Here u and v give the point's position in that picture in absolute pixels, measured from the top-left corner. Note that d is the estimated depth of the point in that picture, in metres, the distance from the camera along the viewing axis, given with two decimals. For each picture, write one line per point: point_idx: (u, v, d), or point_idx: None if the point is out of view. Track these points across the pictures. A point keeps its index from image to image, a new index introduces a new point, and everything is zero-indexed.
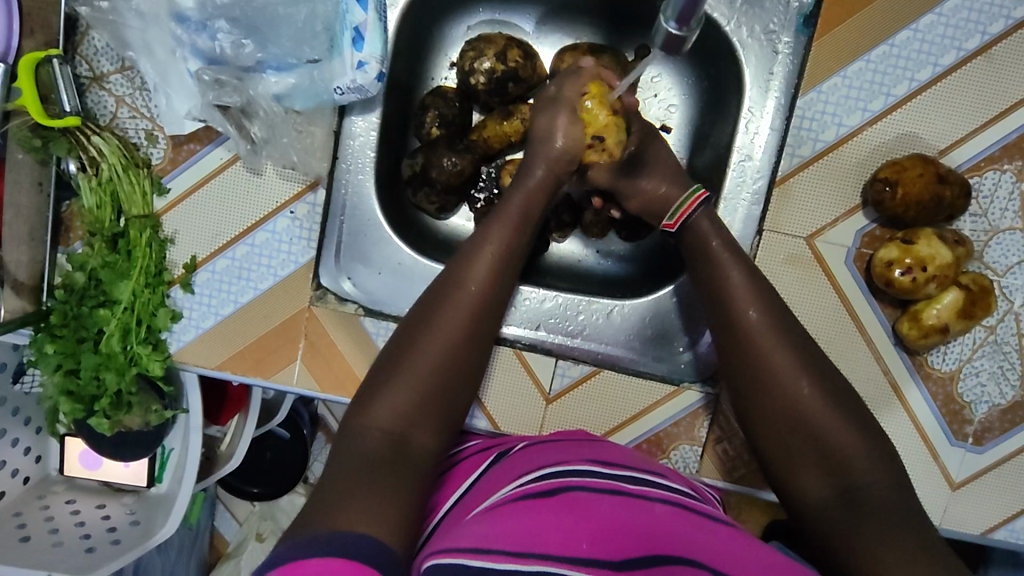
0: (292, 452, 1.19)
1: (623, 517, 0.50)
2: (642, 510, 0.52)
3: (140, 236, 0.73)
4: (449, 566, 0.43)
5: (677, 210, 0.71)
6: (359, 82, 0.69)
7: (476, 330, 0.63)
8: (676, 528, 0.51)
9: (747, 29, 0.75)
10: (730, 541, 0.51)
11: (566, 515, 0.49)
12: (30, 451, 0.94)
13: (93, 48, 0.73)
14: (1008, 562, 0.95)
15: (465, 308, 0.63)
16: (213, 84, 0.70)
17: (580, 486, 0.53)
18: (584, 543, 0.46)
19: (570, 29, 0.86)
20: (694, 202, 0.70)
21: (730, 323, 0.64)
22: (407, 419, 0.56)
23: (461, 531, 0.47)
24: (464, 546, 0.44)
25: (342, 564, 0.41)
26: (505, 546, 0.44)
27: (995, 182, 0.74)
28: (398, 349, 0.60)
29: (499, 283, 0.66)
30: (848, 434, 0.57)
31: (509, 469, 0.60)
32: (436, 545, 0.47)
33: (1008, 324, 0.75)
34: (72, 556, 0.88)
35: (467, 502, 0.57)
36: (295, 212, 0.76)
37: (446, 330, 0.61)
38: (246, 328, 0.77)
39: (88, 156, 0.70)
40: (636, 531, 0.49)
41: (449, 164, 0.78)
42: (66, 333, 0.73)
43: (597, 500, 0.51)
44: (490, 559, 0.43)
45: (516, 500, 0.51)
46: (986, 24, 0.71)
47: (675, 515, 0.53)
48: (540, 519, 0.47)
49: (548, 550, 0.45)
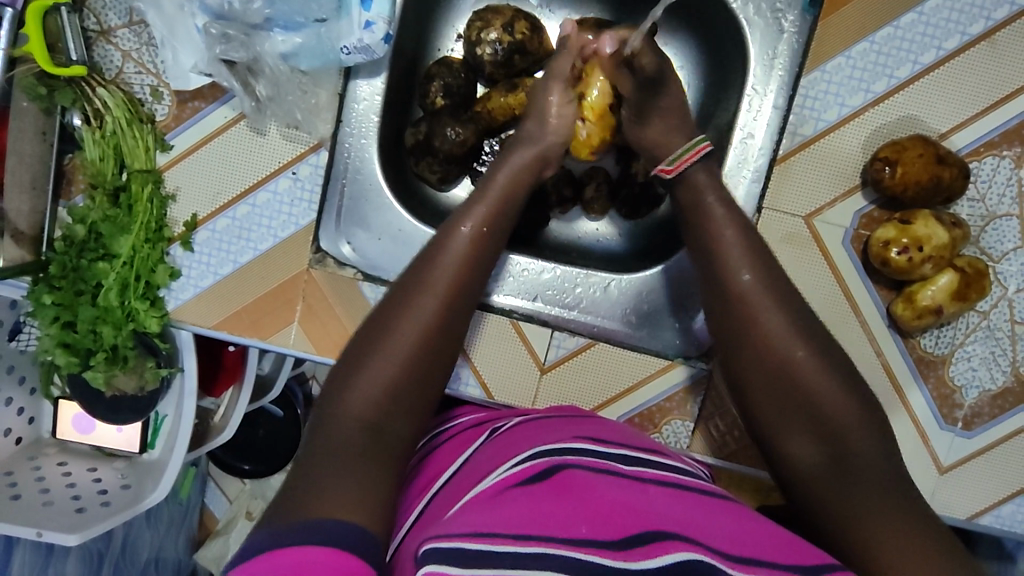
0: (283, 427, 1.19)
1: (617, 495, 0.49)
2: (636, 489, 0.51)
3: (141, 191, 0.74)
4: (444, 551, 0.41)
5: (675, 158, 0.71)
6: (366, 42, 0.70)
7: (470, 280, 0.63)
8: (672, 503, 0.50)
9: (754, 6, 0.76)
10: (730, 515, 0.51)
11: (559, 498, 0.47)
12: (23, 411, 0.94)
13: (101, 2, 0.73)
14: (994, 555, 0.96)
15: (462, 264, 0.63)
16: (221, 38, 0.69)
17: (572, 466, 0.52)
18: (583, 526, 0.45)
19: (577, 6, 0.87)
20: (694, 153, 0.71)
21: (718, 304, 0.64)
22: (401, 392, 0.55)
23: (453, 519, 0.45)
24: (459, 532, 0.42)
25: (330, 555, 0.40)
26: (500, 530, 0.42)
27: (994, 167, 0.74)
28: (407, 289, 0.61)
29: (484, 249, 0.66)
30: (859, 410, 0.57)
31: (499, 450, 0.59)
32: (429, 534, 0.45)
33: (1002, 309, 0.76)
34: (62, 515, 0.87)
35: (456, 484, 0.57)
36: (297, 172, 0.76)
37: (434, 286, 0.61)
38: (245, 288, 0.77)
39: (93, 109, 0.71)
40: (633, 507, 0.48)
41: (453, 133, 0.79)
42: (64, 285, 0.73)
43: (591, 480, 0.51)
44: (488, 543, 0.41)
45: (508, 489, 0.50)
46: (990, 10, 0.72)
47: (673, 496, 0.52)
48: (533, 508, 0.46)
49: (546, 532, 0.43)
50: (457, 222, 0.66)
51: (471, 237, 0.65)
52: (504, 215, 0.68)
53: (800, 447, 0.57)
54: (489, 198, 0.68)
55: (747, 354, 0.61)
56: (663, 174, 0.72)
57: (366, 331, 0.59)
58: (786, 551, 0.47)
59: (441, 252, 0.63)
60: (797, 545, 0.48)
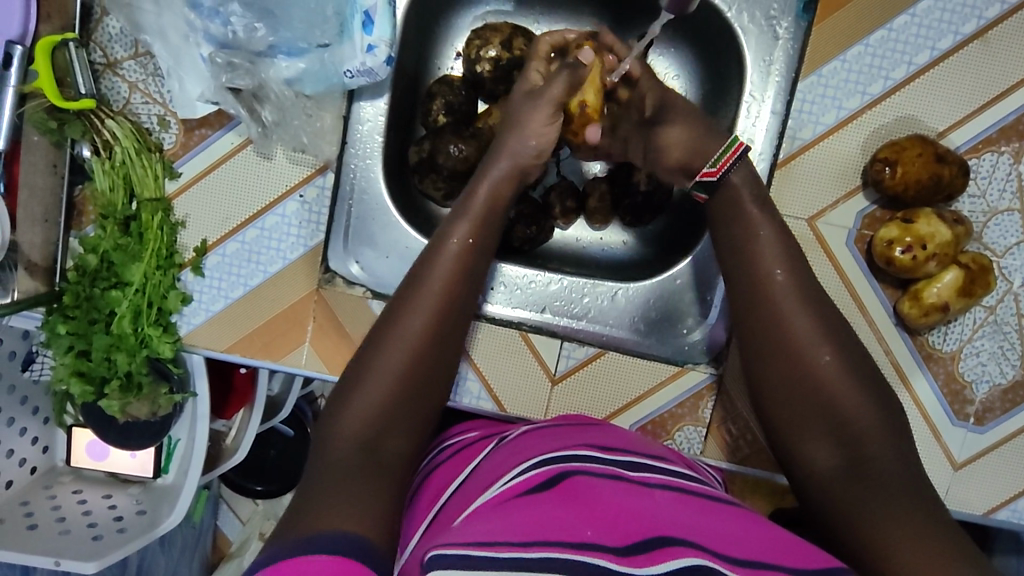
0: (296, 447, 1.19)
1: (622, 501, 0.50)
2: (640, 496, 0.52)
3: (151, 219, 0.74)
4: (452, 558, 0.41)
5: (715, 160, 0.67)
6: (368, 65, 0.71)
7: (462, 289, 0.63)
8: (676, 508, 0.50)
9: (748, 15, 0.77)
10: (736, 520, 0.51)
11: (564, 505, 0.48)
12: (37, 441, 0.94)
13: (107, 35, 0.74)
14: (1012, 548, 0.96)
15: (446, 273, 0.63)
16: (226, 66, 0.71)
17: (577, 473, 0.53)
18: (588, 530, 0.45)
19: (573, 19, 0.88)
20: (735, 149, 0.66)
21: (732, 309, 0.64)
22: None
23: (461, 528, 0.45)
24: (467, 540, 0.42)
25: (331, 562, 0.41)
26: (506, 538, 0.43)
27: (993, 163, 0.75)
28: (422, 300, 0.61)
29: (474, 262, 0.65)
30: (873, 407, 0.58)
31: (505, 459, 0.59)
32: (437, 541, 0.45)
33: (1008, 304, 0.76)
34: (79, 543, 0.88)
35: (466, 494, 0.57)
36: (304, 195, 0.77)
37: (439, 289, 0.62)
38: (256, 310, 0.78)
39: (103, 140, 0.73)
40: (636, 513, 0.48)
41: (455, 150, 0.80)
42: (78, 314, 0.74)
43: (596, 487, 0.51)
44: (494, 549, 0.41)
45: (513, 498, 0.50)
46: (982, 9, 0.73)
47: (677, 501, 0.52)
48: (538, 516, 0.46)
49: (551, 538, 0.43)
50: (447, 234, 0.65)
51: (464, 246, 0.64)
52: (490, 225, 0.67)
53: (815, 447, 0.58)
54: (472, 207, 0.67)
55: (761, 359, 0.61)
56: (705, 179, 0.67)
57: (363, 353, 0.60)
58: (793, 556, 0.47)
59: (428, 263, 0.63)
60: (804, 550, 0.48)
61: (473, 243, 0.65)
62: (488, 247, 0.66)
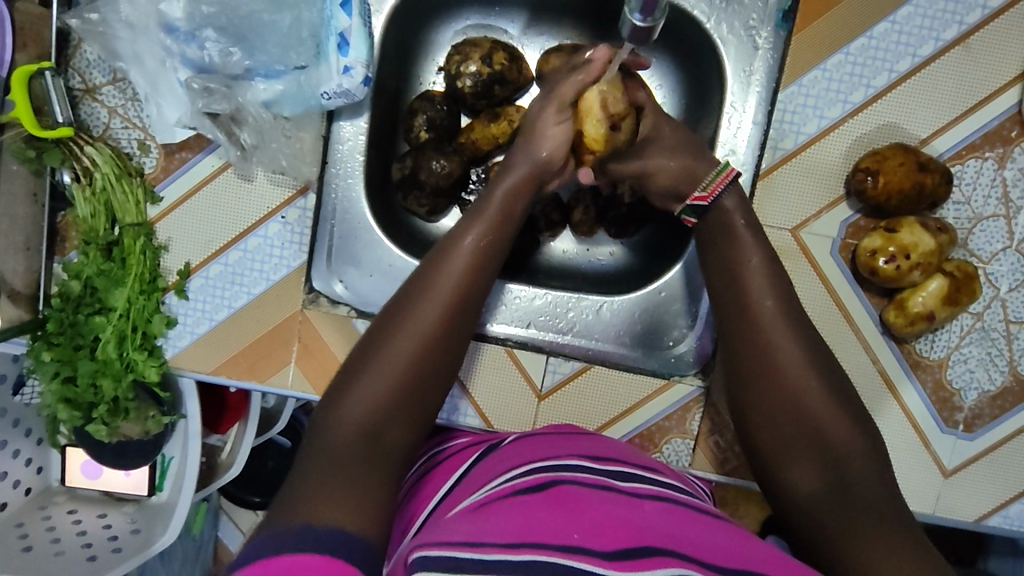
0: (291, 460, 1.19)
1: (610, 509, 0.49)
2: (629, 505, 0.51)
3: (134, 244, 0.75)
4: (437, 559, 0.41)
5: (707, 185, 0.68)
6: (345, 86, 0.70)
7: (474, 296, 0.62)
8: (664, 518, 0.50)
9: (727, 25, 0.77)
10: (724, 534, 0.51)
11: (553, 510, 0.47)
12: (31, 462, 0.94)
13: (85, 60, 0.74)
14: (1008, 551, 0.95)
15: (456, 280, 0.61)
16: (202, 92, 0.72)
17: (568, 482, 0.52)
18: (575, 534, 0.44)
19: (555, 31, 0.88)
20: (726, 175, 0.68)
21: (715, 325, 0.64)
22: (388, 420, 0.55)
23: (447, 528, 0.45)
24: (450, 540, 0.42)
25: (325, 562, 0.40)
26: (495, 539, 0.42)
27: (977, 170, 0.74)
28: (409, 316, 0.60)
29: (487, 265, 0.64)
30: (852, 423, 0.58)
31: (495, 465, 0.59)
32: (423, 539, 0.44)
33: (995, 310, 0.76)
34: (74, 565, 0.89)
35: (454, 498, 0.57)
36: (286, 216, 0.77)
37: (447, 292, 0.60)
38: (241, 331, 0.78)
39: (83, 167, 0.73)
40: (625, 520, 0.48)
41: (438, 166, 0.79)
42: (63, 340, 0.75)
43: (587, 495, 0.50)
44: (480, 552, 0.41)
45: (502, 501, 0.50)
46: (962, 14, 0.72)
47: (666, 512, 0.52)
48: (526, 519, 0.46)
49: (540, 540, 0.43)
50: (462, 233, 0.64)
51: (475, 248, 0.63)
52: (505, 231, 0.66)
53: (797, 462, 0.58)
54: (492, 208, 0.66)
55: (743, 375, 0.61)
56: (697, 204, 0.68)
57: (355, 362, 0.57)
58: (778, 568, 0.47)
59: (441, 261, 0.62)
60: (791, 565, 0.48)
61: (485, 244, 0.64)
62: (502, 245, 0.65)
